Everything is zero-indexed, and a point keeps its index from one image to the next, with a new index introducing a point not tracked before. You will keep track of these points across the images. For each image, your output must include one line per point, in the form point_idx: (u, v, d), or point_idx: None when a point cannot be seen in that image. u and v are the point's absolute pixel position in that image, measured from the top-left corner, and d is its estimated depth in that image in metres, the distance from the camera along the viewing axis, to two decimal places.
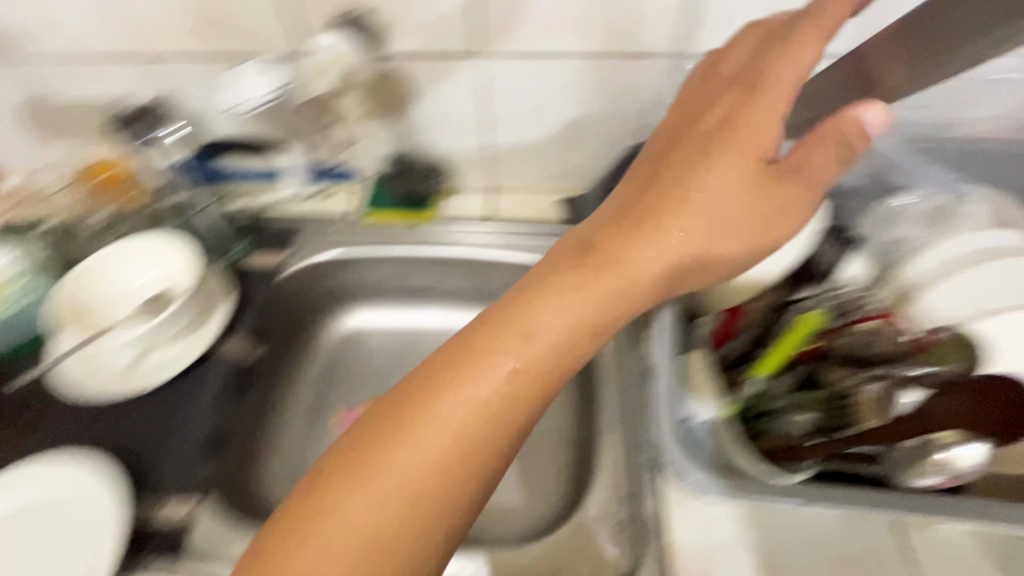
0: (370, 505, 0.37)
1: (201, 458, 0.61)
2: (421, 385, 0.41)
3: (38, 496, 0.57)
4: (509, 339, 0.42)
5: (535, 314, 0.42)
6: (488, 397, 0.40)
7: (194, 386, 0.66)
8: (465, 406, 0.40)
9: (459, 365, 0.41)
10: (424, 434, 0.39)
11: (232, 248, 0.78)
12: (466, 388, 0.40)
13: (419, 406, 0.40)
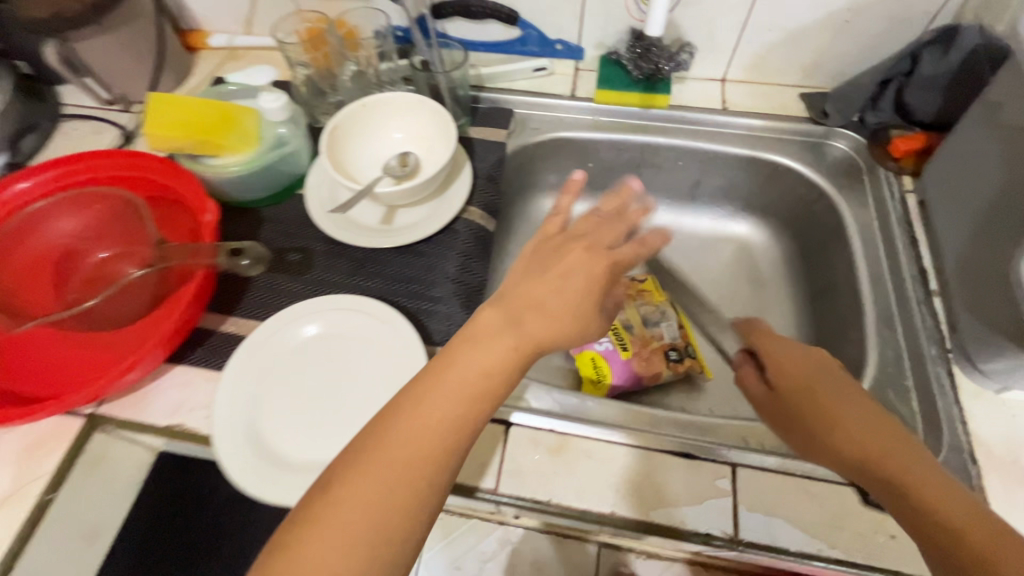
0: (483, 353, 0.40)
1: (461, 313, 0.62)
2: (515, 292, 0.43)
3: (338, 327, 0.58)
4: (570, 257, 0.46)
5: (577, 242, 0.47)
6: (587, 281, 0.44)
7: (441, 248, 0.67)
8: (560, 291, 0.43)
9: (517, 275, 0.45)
10: (551, 302, 0.43)
11: (457, 119, 0.76)
12: (566, 268, 0.45)
13: (528, 284, 0.44)
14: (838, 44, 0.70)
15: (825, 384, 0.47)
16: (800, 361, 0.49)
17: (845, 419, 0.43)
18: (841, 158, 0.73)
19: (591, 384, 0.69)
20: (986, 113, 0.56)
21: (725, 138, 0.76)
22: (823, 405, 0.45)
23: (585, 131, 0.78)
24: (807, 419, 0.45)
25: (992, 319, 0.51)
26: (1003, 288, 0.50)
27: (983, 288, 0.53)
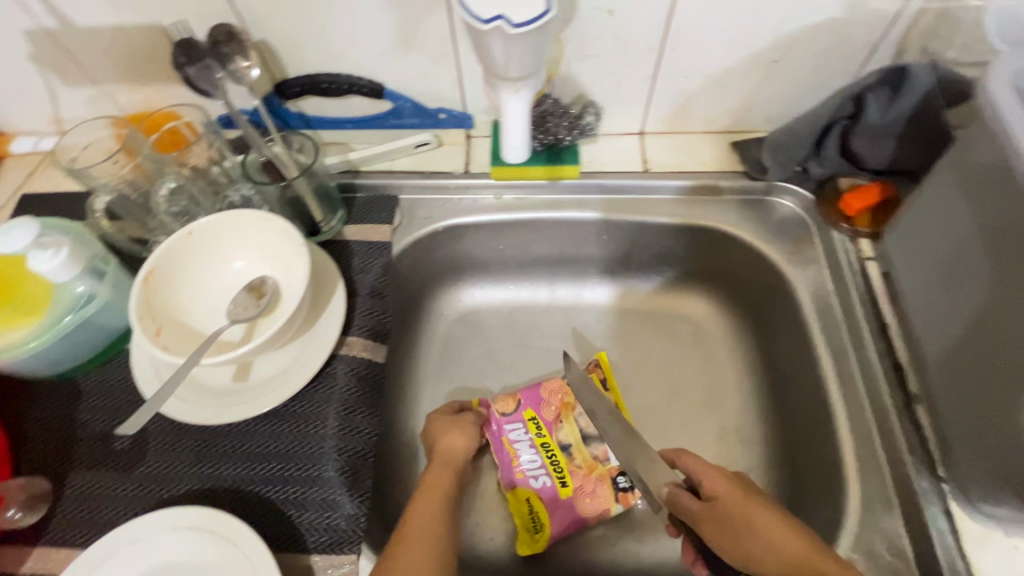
0: (432, 482, 0.49)
1: (344, 496, 0.48)
2: (430, 438, 0.55)
3: (185, 559, 0.44)
4: (438, 413, 0.58)
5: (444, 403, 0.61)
6: (461, 427, 0.56)
7: (316, 404, 0.52)
8: (465, 429, 0.56)
9: (432, 425, 0.56)
10: (458, 434, 0.55)
11: (329, 219, 0.62)
12: (443, 415, 0.57)
13: (443, 424, 0.56)
14: (770, 85, 0.58)
15: (745, 494, 0.46)
16: (727, 476, 0.48)
17: (768, 523, 0.43)
18: (788, 217, 0.62)
19: (527, 532, 0.57)
20: (965, 171, 0.43)
21: (652, 205, 0.64)
22: (742, 514, 0.44)
23: (487, 214, 0.65)
24: (718, 507, 0.46)
25: (985, 453, 0.41)
26: (999, 420, 0.39)
27: (967, 408, 0.43)
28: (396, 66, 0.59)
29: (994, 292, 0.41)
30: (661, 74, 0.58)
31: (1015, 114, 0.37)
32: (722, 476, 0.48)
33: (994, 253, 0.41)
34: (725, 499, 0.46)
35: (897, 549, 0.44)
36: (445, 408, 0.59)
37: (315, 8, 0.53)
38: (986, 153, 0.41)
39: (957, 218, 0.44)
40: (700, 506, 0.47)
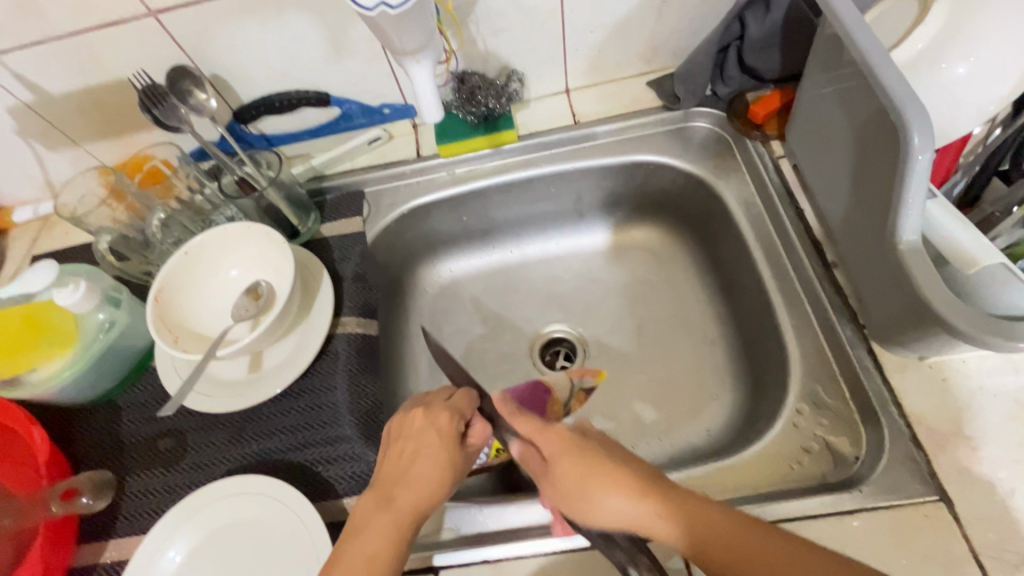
0: (374, 538, 0.40)
1: (364, 447, 0.56)
2: (405, 456, 0.45)
3: (238, 516, 0.51)
4: (427, 436, 0.46)
5: (435, 429, 0.47)
6: (443, 467, 0.45)
7: (325, 377, 0.59)
8: (448, 462, 0.46)
9: (419, 439, 0.46)
10: (431, 475, 0.45)
11: (305, 222, 0.68)
12: (432, 441, 0.46)
13: (427, 451, 0.46)
14: (666, 23, 0.65)
15: (577, 450, 0.41)
16: (564, 435, 0.43)
17: (597, 477, 0.39)
18: (709, 137, 0.68)
19: None
20: (819, 61, 0.51)
21: (589, 152, 0.71)
22: (579, 487, 0.40)
23: (444, 189, 0.72)
24: (580, 489, 0.39)
25: (876, 294, 0.49)
26: (878, 262, 0.47)
27: (855, 260, 0.51)
28: (336, 74, 0.66)
29: (854, 156, 0.48)
30: (567, 35, 0.65)
31: (840, 1, 0.44)
32: (558, 437, 0.43)
33: (847, 120, 0.48)
34: (566, 471, 0.41)
35: (836, 393, 0.51)
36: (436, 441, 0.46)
37: (253, 38, 0.60)
38: (823, 38, 0.49)
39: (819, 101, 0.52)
40: (541, 467, 0.44)
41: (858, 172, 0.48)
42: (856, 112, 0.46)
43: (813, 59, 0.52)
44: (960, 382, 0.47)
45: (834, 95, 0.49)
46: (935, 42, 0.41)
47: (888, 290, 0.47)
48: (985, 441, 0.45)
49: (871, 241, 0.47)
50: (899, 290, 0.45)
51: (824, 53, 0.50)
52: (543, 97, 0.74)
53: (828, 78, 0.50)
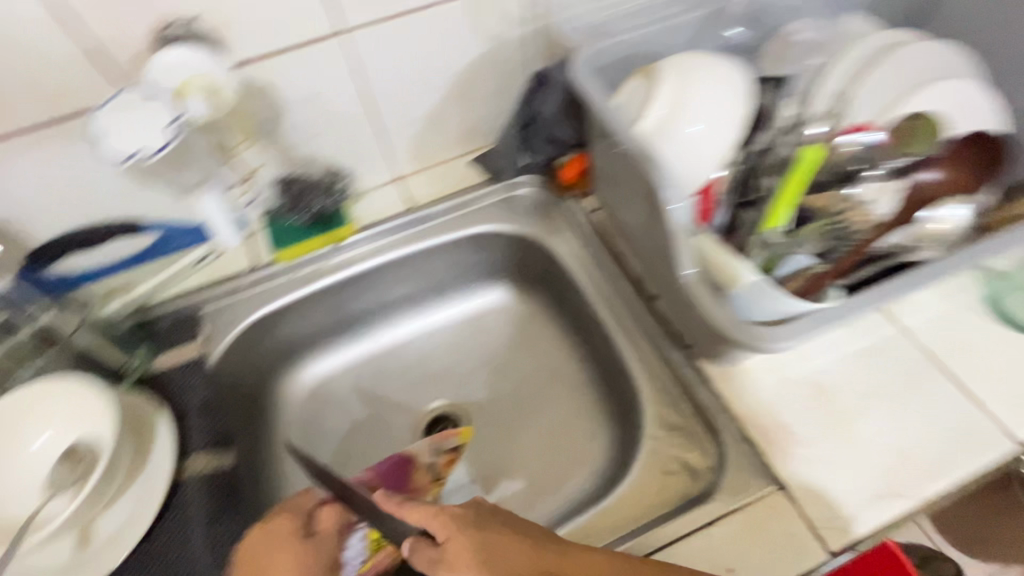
0: None
1: None
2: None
3: None
4: (274, 551, 0.45)
5: (277, 542, 0.46)
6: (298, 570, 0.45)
7: (174, 532, 0.53)
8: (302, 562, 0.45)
9: (262, 551, 0.45)
10: None
11: (131, 360, 0.62)
12: (280, 555, 0.45)
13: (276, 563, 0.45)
14: (472, 109, 0.72)
15: (484, 525, 0.43)
16: (457, 515, 0.44)
17: (509, 561, 0.41)
18: (535, 201, 0.75)
19: None
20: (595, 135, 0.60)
21: (429, 233, 0.74)
22: (483, 570, 0.41)
23: (289, 295, 0.70)
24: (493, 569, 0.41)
25: (684, 321, 0.56)
26: (676, 294, 0.54)
27: (664, 295, 0.58)
28: (144, 201, 0.63)
29: (638, 209, 0.56)
30: (382, 132, 0.69)
31: (592, 90, 0.52)
32: (452, 516, 0.44)
33: (625, 180, 0.56)
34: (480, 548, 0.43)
35: (681, 412, 0.57)
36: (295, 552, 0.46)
37: (36, 180, 0.56)
38: (592, 116, 0.58)
39: (605, 166, 0.61)
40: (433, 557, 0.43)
41: (644, 222, 0.56)
42: (628, 173, 0.54)
43: (592, 132, 0.61)
44: (771, 379, 0.54)
45: (612, 161, 0.58)
46: (667, 112, 0.50)
47: (689, 316, 0.53)
48: (798, 426, 0.52)
49: (667, 277, 0.55)
50: (695, 316, 0.52)
51: (596, 126, 0.58)
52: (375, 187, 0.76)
53: (604, 147, 0.59)
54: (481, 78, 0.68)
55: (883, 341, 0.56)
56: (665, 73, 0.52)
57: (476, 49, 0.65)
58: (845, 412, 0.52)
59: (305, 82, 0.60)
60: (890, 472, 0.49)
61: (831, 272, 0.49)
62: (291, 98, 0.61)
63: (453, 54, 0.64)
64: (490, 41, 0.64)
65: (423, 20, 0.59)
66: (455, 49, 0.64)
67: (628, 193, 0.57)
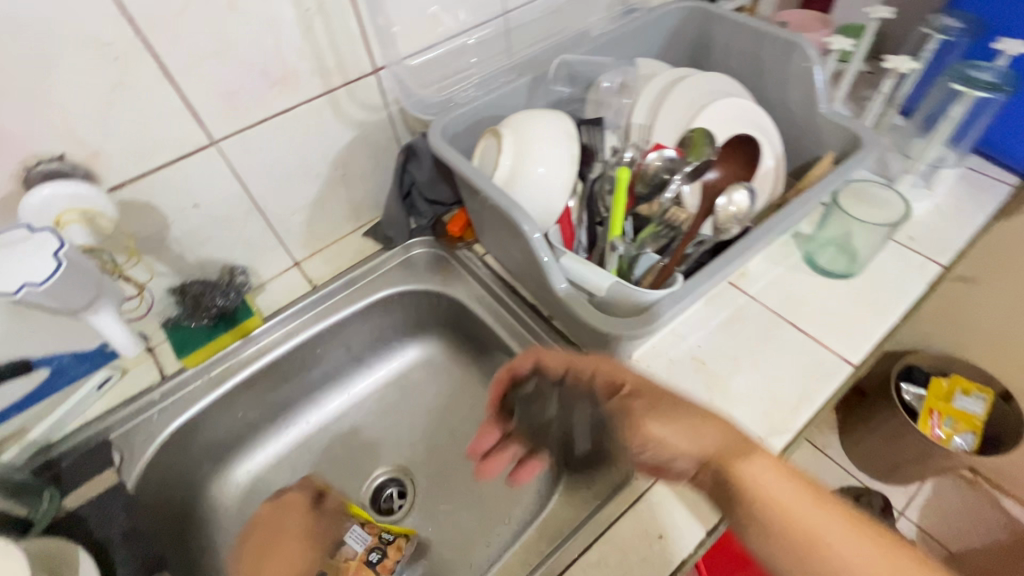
0: None
1: None
2: (270, 535, 0.53)
3: None
4: (283, 531, 0.53)
5: (291, 515, 0.55)
6: (310, 529, 0.55)
7: None
8: (303, 535, 0.54)
9: (275, 521, 0.54)
10: (296, 550, 0.51)
11: (37, 506, 0.58)
12: (291, 531, 0.53)
13: (289, 528, 0.53)
14: (355, 188, 0.79)
15: (659, 390, 0.49)
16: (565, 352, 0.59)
17: (677, 429, 0.45)
18: (430, 257, 0.81)
19: None
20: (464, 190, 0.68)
21: (337, 307, 0.77)
22: (651, 421, 0.46)
23: (205, 398, 0.69)
24: (684, 427, 0.45)
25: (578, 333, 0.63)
26: (563, 310, 0.61)
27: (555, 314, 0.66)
28: (31, 337, 0.61)
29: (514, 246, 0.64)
30: (272, 223, 0.73)
31: (449, 153, 0.61)
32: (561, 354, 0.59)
33: (497, 223, 0.65)
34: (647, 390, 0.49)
35: (594, 411, 0.63)
36: (285, 515, 0.55)
37: None
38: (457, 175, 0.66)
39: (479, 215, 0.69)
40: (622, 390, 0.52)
41: (521, 256, 0.64)
42: (497, 218, 0.63)
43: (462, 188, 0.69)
44: (657, 362, 0.63)
45: (483, 209, 0.66)
46: (514, 161, 0.60)
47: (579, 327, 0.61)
48: (688, 396, 0.60)
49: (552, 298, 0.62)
50: (582, 324, 0.59)
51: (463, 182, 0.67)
52: (276, 276, 0.79)
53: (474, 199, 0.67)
54: (355, 159, 0.75)
55: (738, 309, 0.67)
56: (504, 131, 0.62)
57: (345, 136, 0.72)
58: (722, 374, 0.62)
59: (187, 191, 0.63)
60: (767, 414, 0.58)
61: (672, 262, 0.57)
62: (176, 209, 0.63)
63: (324, 144, 0.71)
64: (356, 127, 0.72)
65: (292, 119, 0.66)
66: (326, 138, 0.71)
67: (503, 234, 0.66)
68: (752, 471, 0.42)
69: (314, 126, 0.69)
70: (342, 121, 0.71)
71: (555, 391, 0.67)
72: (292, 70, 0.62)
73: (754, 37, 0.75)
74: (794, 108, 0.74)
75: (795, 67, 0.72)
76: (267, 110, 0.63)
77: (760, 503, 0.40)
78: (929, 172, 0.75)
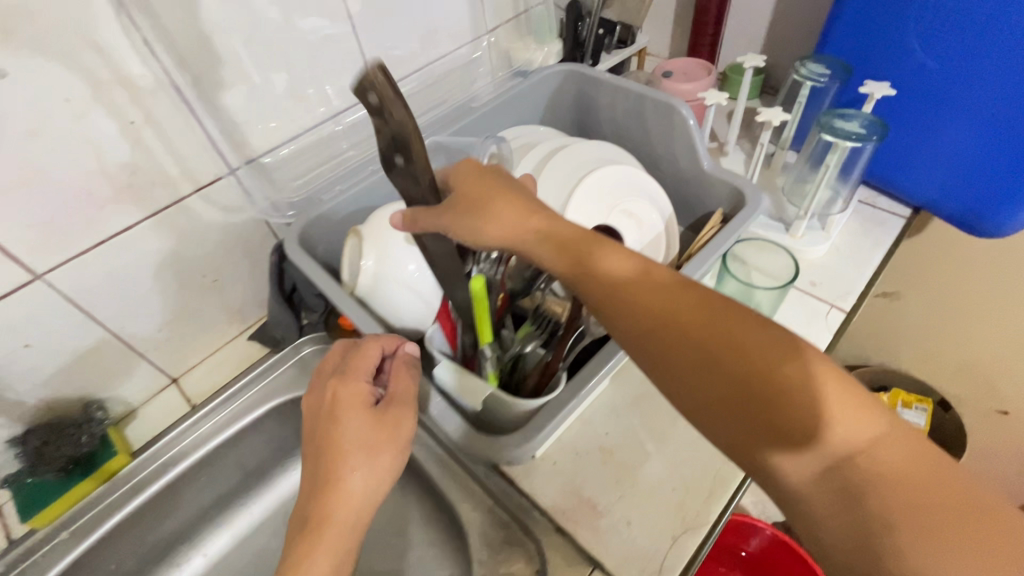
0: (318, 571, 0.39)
1: None
2: (325, 435, 0.44)
3: None
4: (341, 410, 0.46)
5: (345, 394, 0.46)
6: (378, 421, 0.46)
7: None
8: (368, 422, 0.45)
9: (338, 411, 0.46)
10: (361, 444, 0.44)
11: None
12: (348, 414, 0.46)
13: (346, 418, 0.45)
14: (231, 292, 0.72)
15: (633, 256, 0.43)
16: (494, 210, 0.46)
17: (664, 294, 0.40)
18: (322, 355, 0.74)
19: None
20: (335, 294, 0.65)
21: (220, 425, 0.70)
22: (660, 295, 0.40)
23: (59, 563, 0.58)
24: (471, 217, 0.46)
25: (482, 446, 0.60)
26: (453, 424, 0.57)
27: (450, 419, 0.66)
28: None
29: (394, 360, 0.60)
30: (134, 344, 0.66)
31: (303, 263, 0.58)
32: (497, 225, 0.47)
33: None
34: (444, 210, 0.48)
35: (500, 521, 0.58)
36: (354, 394, 0.47)
37: None
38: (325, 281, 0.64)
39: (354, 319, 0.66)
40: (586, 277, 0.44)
41: None
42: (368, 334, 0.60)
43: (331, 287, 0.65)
44: (561, 458, 0.58)
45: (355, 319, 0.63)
46: (379, 260, 0.55)
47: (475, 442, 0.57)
48: (598, 496, 0.56)
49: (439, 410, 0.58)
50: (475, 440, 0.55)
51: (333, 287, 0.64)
52: (148, 399, 0.72)
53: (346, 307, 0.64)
54: (224, 263, 0.70)
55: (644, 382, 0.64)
56: (364, 233, 0.57)
57: (208, 241, 0.66)
58: (629, 464, 0.57)
59: (12, 331, 0.55)
60: (680, 505, 0.54)
61: (556, 359, 0.52)
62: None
63: (183, 254, 0.65)
64: (220, 232, 0.67)
65: (136, 236, 0.60)
66: (184, 248, 0.65)
67: None
68: (790, 374, 0.34)
69: (169, 240, 0.62)
70: (200, 226, 0.65)
71: (457, 500, 0.60)
72: (128, 185, 0.57)
73: (633, 100, 0.73)
74: (679, 165, 0.72)
75: (680, 127, 0.69)
76: (102, 231, 0.57)
77: (734, 368, 0.36)
78: (821, 214, 0.74)
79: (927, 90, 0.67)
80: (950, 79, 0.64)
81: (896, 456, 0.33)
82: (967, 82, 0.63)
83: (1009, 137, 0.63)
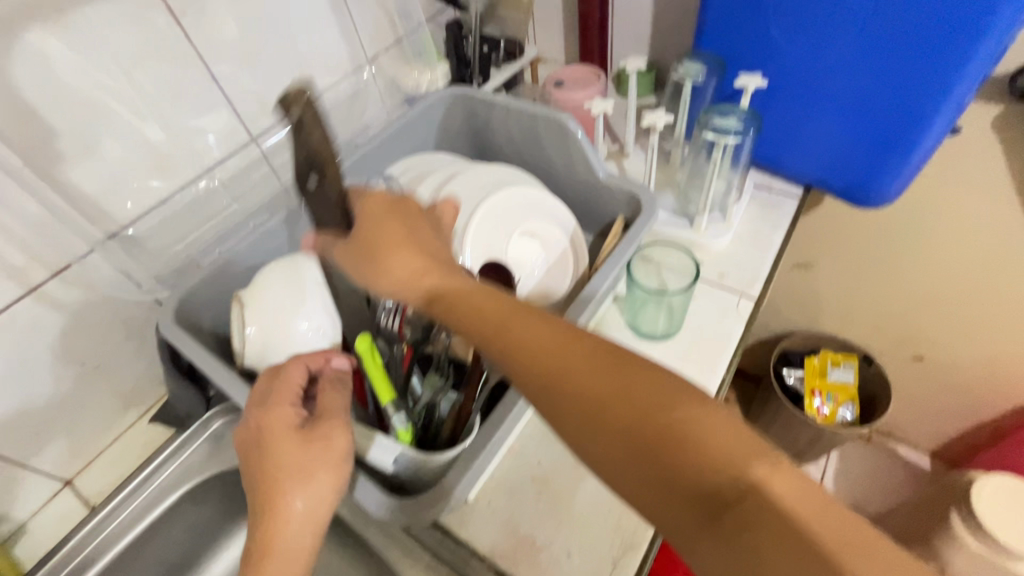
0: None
1: None
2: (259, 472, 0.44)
3: None
4: (268, 445, 0.45)
5: (269, 429, 0.45)
6: (305, 447, 0.44)
7: None
8: (298, 451, 0.44)
9: (264, 449, 0.45)
10: (293, 474, 0.43)
11: None
12: (276, 446, 0.45)
13: (275, 451, 0.44)
14: (119, 376, 0.66)
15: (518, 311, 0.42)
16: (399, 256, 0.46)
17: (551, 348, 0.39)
18: (235, 427, 0.68)
19: None
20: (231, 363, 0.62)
21: (125, 526, 0.63)
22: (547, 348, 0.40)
23: None
24: (376, 261, 0.46)
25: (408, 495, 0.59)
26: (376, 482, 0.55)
27: None
28: None
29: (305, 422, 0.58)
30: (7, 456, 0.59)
31: (186, 343, 0.55)
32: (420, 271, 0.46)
33: None
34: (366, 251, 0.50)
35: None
36: (286, 414, 0.46)
37: None
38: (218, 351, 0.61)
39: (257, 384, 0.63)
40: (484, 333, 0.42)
41: None
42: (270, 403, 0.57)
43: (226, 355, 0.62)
44: (495, 498, 0.56)
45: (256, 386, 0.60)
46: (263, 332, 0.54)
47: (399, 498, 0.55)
48: (536, 531, 0.54)
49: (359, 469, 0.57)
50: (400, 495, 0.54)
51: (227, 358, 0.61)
52: (40, 507, 0.65)
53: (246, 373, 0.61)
54: (105, 347, 0.63)
55: None
56: (247, 302, 0.55)
57: (78, 329, 0.60)
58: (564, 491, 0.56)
59: None
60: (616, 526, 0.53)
61: (468, 403, 0.51)
62: None
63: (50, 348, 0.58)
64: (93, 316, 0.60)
65: None
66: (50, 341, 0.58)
67: None
68: (674, 416, 0.35)
69: (29, 334, 0.56)
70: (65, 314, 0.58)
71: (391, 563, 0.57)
72: None
73: (526, 118, 0.72)
74: (580, 179, 0.71)
75: (574, 142, 0.69)
76: None
77: (617, 414, 0.36)
78: (720, 207, 0.76)
79: (800, 78, 0.69)
80: (818, 66, 0.67)
81: (790, 487, 0.31)
82: (834, 67, 0.65)
83: (872, 116, 0.66)
